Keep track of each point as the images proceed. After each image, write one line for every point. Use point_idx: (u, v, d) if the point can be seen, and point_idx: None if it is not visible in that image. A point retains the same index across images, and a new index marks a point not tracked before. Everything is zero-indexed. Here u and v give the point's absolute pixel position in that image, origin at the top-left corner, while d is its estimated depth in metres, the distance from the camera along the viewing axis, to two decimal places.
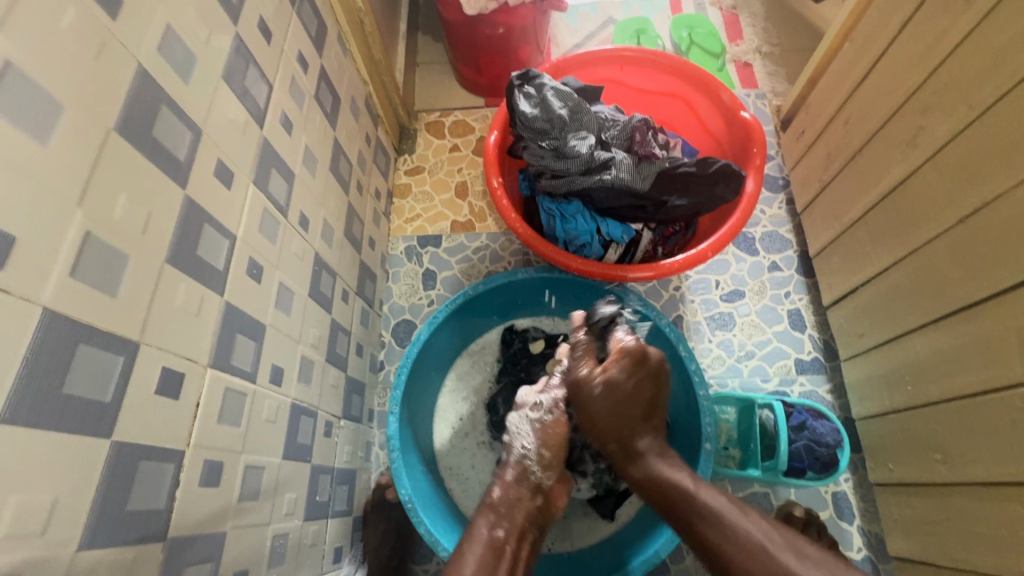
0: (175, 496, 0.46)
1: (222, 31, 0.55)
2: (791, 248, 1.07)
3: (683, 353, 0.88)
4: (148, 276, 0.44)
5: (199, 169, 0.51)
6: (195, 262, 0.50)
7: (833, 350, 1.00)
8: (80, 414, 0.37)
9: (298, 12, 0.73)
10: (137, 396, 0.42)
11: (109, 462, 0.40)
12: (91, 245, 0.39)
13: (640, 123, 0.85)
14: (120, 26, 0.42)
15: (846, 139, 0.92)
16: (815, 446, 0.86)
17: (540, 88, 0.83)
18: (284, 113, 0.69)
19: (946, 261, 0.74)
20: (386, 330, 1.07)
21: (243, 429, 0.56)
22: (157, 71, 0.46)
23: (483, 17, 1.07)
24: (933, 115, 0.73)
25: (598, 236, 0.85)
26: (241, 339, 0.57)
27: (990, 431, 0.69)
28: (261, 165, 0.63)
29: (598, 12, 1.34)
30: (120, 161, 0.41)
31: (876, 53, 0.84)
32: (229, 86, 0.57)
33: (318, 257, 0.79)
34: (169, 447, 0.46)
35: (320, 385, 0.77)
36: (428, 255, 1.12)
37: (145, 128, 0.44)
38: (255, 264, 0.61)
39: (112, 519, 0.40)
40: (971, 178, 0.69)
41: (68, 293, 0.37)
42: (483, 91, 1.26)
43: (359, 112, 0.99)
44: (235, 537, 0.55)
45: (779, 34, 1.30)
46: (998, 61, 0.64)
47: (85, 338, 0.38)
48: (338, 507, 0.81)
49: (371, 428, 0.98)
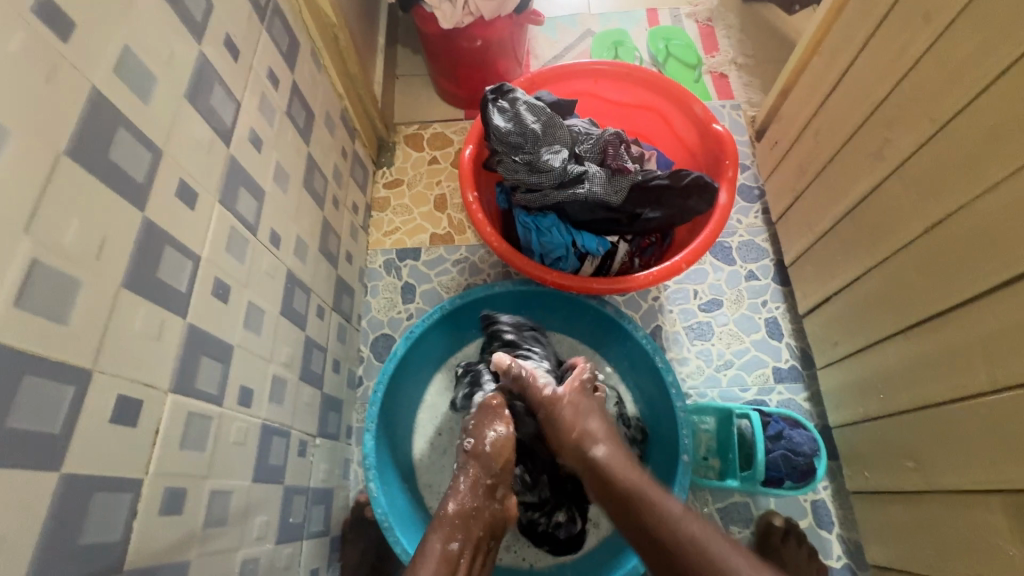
0: (132, 526, 0.45)
1: (185, 49, 0.55)
2: (767, 257, 1.08)
3: (660, 363, 0.89)
4: (104, 302, 0.43)
5: (160, 190, 0.50)
6: (156, 285, 0.49)
7: (809, 358, 1.01)
8: (26, 447, 0.36)
9: (268, 29, 0.73)
10: (90, 425, 0.41)
11: (59, 497, 0.38)
12: (40, 272, 0.38)
13: (613, 136, 0.86)
14: (73, 49, 0.41)
15: (816, 150, 0.93)
16: (792, 456, 0.86)
17: (513, 102, 0.83)
18: (253, 129, 0.68)
19: (914, 271, 0.75)
20: (364, 344, 1.06)
21: (209, 453, 0.55)
22: (113, 93, 0.45)
23: (459, 31, 1.07)
24: (898, 128, 0.75)
25: (573, 249, 0.86)
26: (207, 362, 0.56)
27: (958, 438, 0.70)
28: (228, 183, 0.62)
29: (576, 25, 1.35)
30: (72, 184, 0.41)
31: (843, 67, 0.86)
32: (194, 105, 0.56)
33: (291, 274, 0.78)
34: (126, 477, 0.44)
35: (294, 404, 0.76)
36: (407, 268, 1.12)
37: (100, 152, 0.44)
38: (222, 284, 0.60)
39: (63, 553, 0.39)
40: (934, 189, 0.70)
41: (15, 323, 0.36)
42: (462, 104, 1.26)
43: (334, 126, 0.98)
44: (200, 564, 0.54)
45: (753, 46, 1.32)
46: (955, 76, 0.66)
47: (33, 369, 0.37)
48: (314, 528, 0.80)
49: (348, 445, 0.97)
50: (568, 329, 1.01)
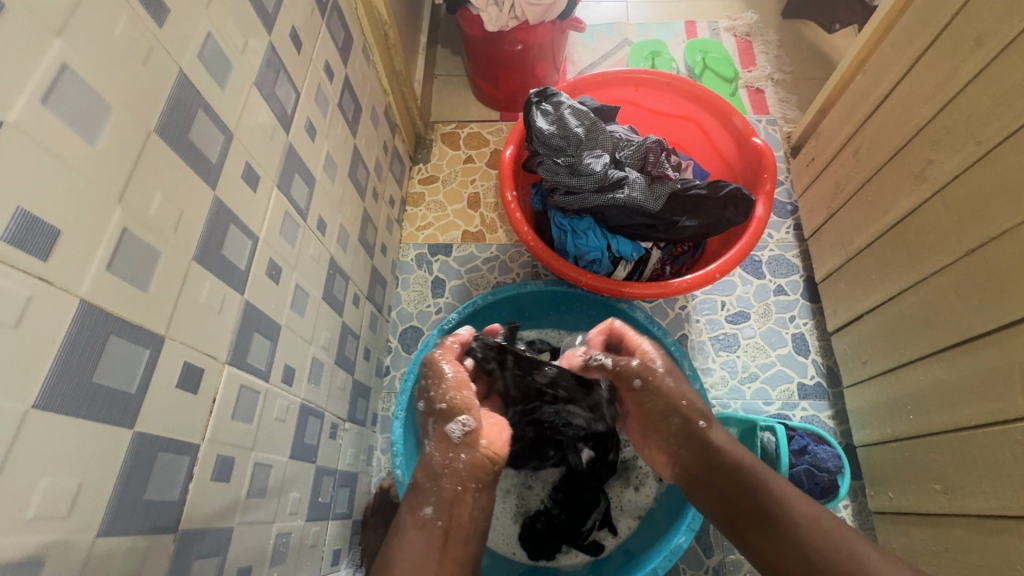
0: (188, 488, 0.47)
1: (257, 39, 0.57)
2: (797, 273, 1.08)
3: (687, 371, 0.89)
4: (177, 272, 0.46)
5: (229, 170, 0.53)
6: (220, 260, 0.51)
7: (835, 376, 1.01)
8: (107, 404, 0.39)
9: (327, 23, 0.76)
10: (159, 388, 0.43)
11: (130, 452, 0.41)
12: (127, 240, 0.40)
13: (653, 145, 0.88)
14: (165, 33, 0.44)
15: (855, 168, 0.94)
16: (815, 471, 0.86)
17: (557, 106, 0.86)
18: (309, 119, 0.71)
19: (952, 293, 0.75)
20: (393, 335, 1.08)
21: (255, 426, 0.57)
22: (196, 76, 0.48)
23: (503, 34, 1.10)
24: (942, 150, 0.75)
25: (608, 253, 0.87)
26: (258, 338, 0.58)
27: (991, 463, 0.69)
28: (286, 169, 0.65)
29: (614, 34, 1.37)
30: (157, 161, 0.43)
31: (886, 88, 0.86)
32: (260, 92, 0.59)
33: (333, 260, 0.80)
34: (186, 441, 0.47)
35: (328, 387, 0.78)
36: (439, 263, 1.14)
37: (182, 130, 0.46)
38: (275, 265, 0.62)
39: (130, 507, 0.41)
40: (977, 214, 0.70)
41: (104, 286, 0.38)
42: (499, 106, 1.29)
43: (378, 121, 1.01)
44: (242, 532, 0.56)
45: (791, 62, 1.33)
46: (1005, 101, 0.66)
47: (117, 330, 0.39)
48: (339, 509, 0.82)
49: (373, 432, 0.99)
50: None
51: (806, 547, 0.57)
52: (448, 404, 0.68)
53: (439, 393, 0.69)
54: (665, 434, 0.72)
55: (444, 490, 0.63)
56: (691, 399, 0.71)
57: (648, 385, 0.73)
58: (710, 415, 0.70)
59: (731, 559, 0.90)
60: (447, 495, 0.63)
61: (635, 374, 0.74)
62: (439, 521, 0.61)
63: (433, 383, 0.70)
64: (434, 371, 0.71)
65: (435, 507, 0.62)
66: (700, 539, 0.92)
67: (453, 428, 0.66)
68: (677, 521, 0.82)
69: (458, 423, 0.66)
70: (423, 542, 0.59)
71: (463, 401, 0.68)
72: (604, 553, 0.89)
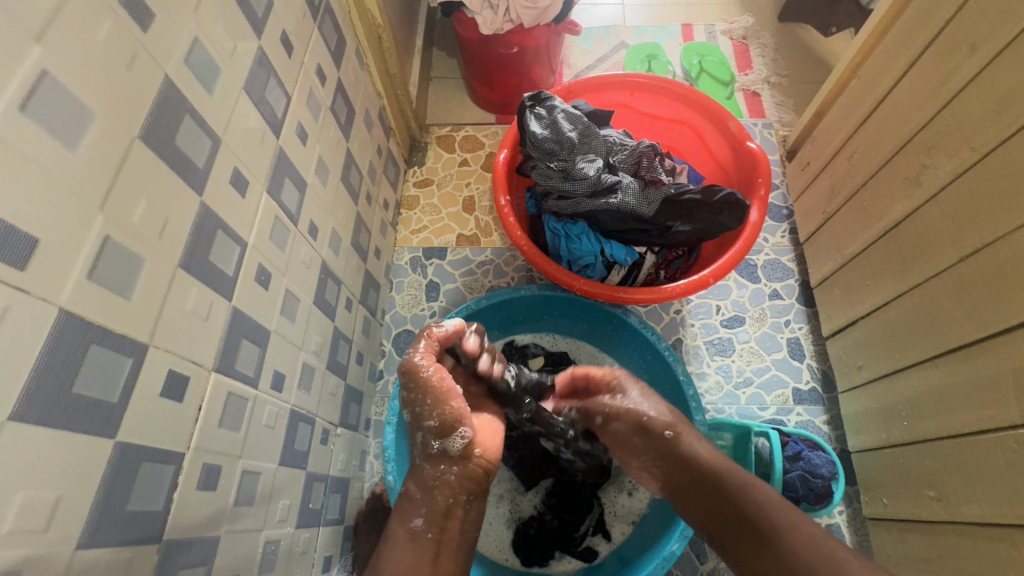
0: (173, 498, 0.47)
1: (247, 43, 0.57)
2: (793, 277, 1.08)
3: (682, 376, 0.89)
4: (162, 280, 0.45)
5: (217, 175, 0.52)
6: (207, 267, 0.51)
7: (830, 381, 1.00)
8: (88, 414, 0.38)
9: (320, 26, 0.75)
10: (143, 398, 0.43)
11: (113, 463, 0.40)
12: (110, 248, 0.40)
13: (647, 149, 0.87)
14: (150, 38, 0.43)
15: (850, 172, 0.93)
16: (809, 478, 0.86)
17: (550, 110, 0.86)
18: (300, 123, 0.70)
19: (946, 299, 0.74)
20: (387, 339, 1.08)
21: (243, 434, 0.57)
22: (183, 82, 0.47)
23: (498, 37, 1.09)
24: (936, 155, 0.75)
25: (601, 257, 0.87)
26: (246, 344, 0.58)
27: (985, 471, 0.69)
28: (276, 174, 0.64)
29: (610, 36, 1.37)
30: (142, 167, 0.43)
31: (881, 92, 0.86)
32: (250, 96, 0.58)
33: (325, 265, 0.80)
34: (170, 450, 0.46)
35: (319, 392, 0.78)
36: (433, 267, 1.13)
37: (168, 136, 0.46)
38: (264, 271, 0.62)
39: (112, 518, 0.40)
40: (971, 220, 0.70)
41: (85, 294, 0.38)
42: (495, 108, 1.28)
43: (372, 124, 1.00)
44: (228, 541, 0.55)
45: (787, 66, 1.33)
46: (998, 107, 0.66)
47: (98, 339, 0.39)
48: (331, 515, 0.81)
49: (366, 437, 0.98)
50: (588, 337, 1.02)
51: (793, 561, 0.59)
52: (437, 420, 0.64)
53: (425, 409, 0.65)
54: (639, 451, 0.76)
55: (435, 501, 0.64)
56: (660, 410, 0.76)
57: (613, 414, 0.78)
58: (677, 427, 0.74)
59: (725, 565, 0.90)
60: (439, 506, 0.64)
61: (598, 411, 0.81)
62: (430, 532, 0.63)
63: (417, 398, 0.65)
64: (416, 380, 0.64)
65: (426, 519, 0.63)
66: (694, 545, 0.91)
67: (450, 445, 0.65)
68: (670, 528, 0.82)
69: (459, 438, 0.65)
70: (414, 554, 0.61)
71: (453, 415, 0.64)
72: (598, 559, 0.89)
